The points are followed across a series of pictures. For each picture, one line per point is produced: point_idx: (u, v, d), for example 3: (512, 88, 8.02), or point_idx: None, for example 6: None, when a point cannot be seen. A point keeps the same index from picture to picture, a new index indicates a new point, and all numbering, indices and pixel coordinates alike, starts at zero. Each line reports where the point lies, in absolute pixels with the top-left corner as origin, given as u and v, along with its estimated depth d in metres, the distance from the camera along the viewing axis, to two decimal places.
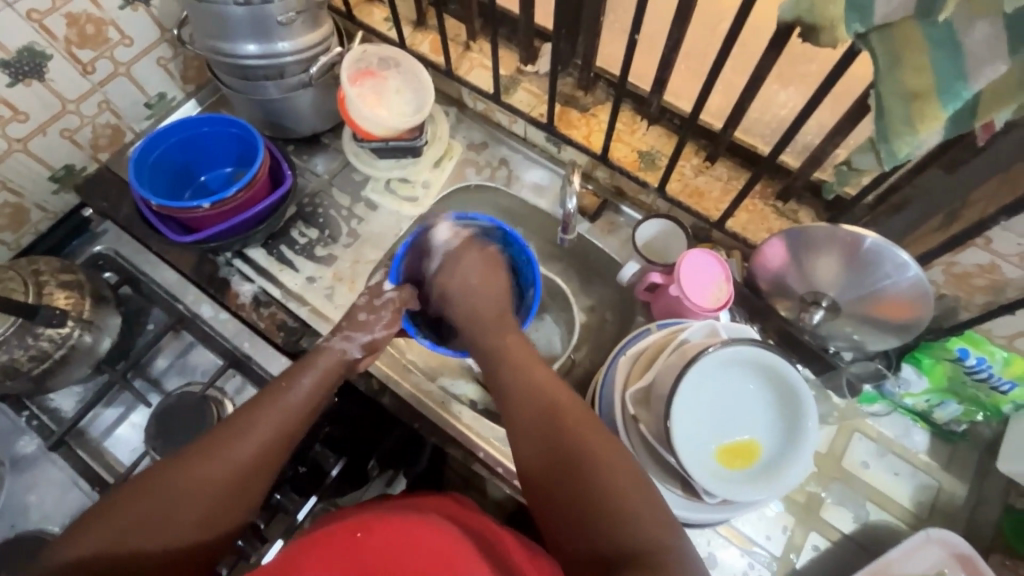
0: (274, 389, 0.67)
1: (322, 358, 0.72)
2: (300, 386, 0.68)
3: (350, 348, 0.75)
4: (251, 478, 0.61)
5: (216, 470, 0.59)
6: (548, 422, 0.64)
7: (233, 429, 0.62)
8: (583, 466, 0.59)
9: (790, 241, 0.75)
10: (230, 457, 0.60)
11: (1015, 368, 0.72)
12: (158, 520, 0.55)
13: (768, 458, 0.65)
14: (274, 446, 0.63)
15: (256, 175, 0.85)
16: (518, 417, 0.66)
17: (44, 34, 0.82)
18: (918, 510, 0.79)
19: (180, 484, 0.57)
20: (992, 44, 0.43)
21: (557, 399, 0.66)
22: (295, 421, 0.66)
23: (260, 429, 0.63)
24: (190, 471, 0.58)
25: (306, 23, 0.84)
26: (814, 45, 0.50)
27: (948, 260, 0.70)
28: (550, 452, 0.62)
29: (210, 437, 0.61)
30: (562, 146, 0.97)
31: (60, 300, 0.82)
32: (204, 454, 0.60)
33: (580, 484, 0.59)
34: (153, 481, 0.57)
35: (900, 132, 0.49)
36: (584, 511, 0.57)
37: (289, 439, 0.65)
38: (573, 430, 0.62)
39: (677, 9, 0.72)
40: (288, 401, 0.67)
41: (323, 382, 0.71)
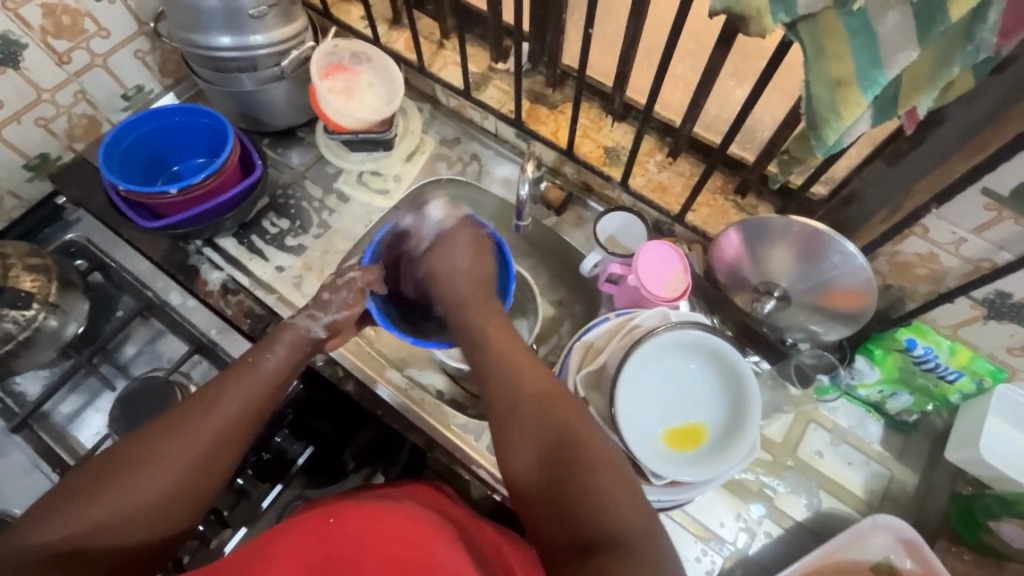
0: (242, 364, 0.68)
1: (288, 334, 0.73)
2: (269, 359, 0.69)
3: (314, 327, 0.75)
4: (221, 450, 0.62)
5: (184, 444, 0.60)
6: (534, 406, 0.62)
7: (197, 405, 0.63)
8: (568, 451, 0.58)
9: (745, 232, 0.76)
10: (198, 430, 0.61)
11: (961, 357, 0.74)
12: (127, 495, 0.56)
13: (713, 440, 0.66)
14: (240, 419, 0.64)
15: (226, 162, 0.86)
16: (503, 399, 0.64)
17: (19, 23, 0.83)
18: (870, 498, 0.81)
19: (149, 458, 0.58)
20: (902, 32, 0.45)
21: (537, 386, 0.64)
22: (264, 395, 0.67)
23: (228, 402, 0.64)
24: (152, 447, 0.59)
25: (278, 17, 0.87)
26: (744, 33, 0.51)
27: (892, 250, 0.72)
28: (537, 435, 0.61)
29: (175, 413, 0.62)
30: (531, 142, 0.99)
31: (27, 283, 0.83)
32: (171, 430, 0.61)
33: (560, 472, 0.58)
34: (124, 456, 0.58)
35: (828, 117, 0.51)
36: (566, 496, 0.56)
37: (258, 412, 0.66)
38: (552, 417, 0.61)
39: (632, 6, 0.74)
40: (257, 377, 0.67)
41: (292, 357, 0.72)
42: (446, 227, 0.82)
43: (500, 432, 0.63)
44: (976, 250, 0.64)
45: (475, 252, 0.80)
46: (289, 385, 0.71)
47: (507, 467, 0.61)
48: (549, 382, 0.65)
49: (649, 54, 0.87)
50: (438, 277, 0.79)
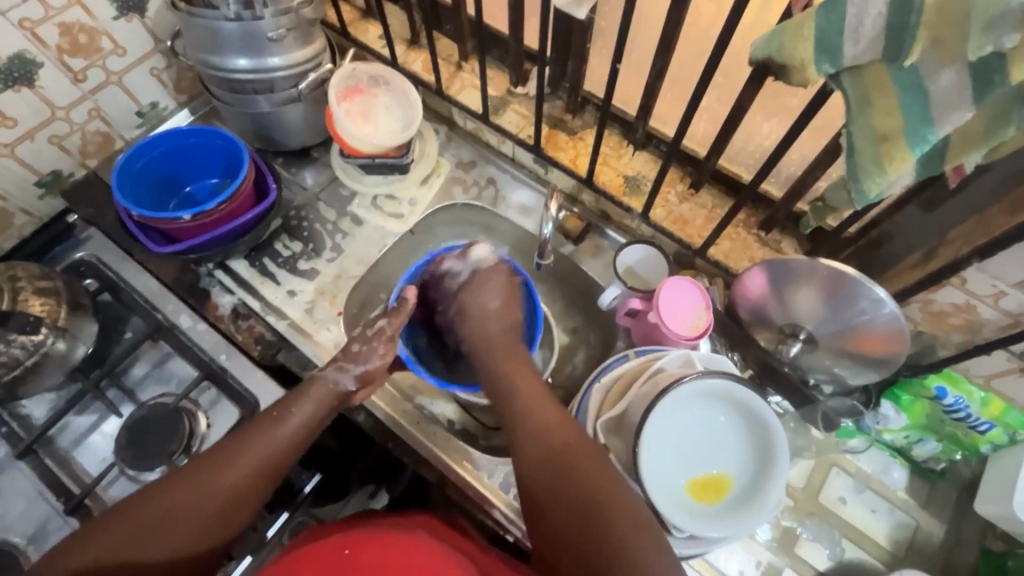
0: (267, 418, 0.67)
1: (316, 388, 0.71)
2: (291, 419, 0.67)
3: (343, 378, 0.73)
4: (230, 512, 0.60)
5: (197, 500, 0.59)
6: (556, 458, 0.61)
7: (214, 463, 0.61)
8: (591, 505, 0.57)
9: (770, 273, 0.74)
10: (211, 486, 0.60)
11: (993, 408, 0.71)
12: (131, 552, 0.55)
13: (738, 493, 0.65)
14: (254, 486, 0.62)
15: (239, 187, 0.85)
16: (525, 451, 0.63)
17: (35, 42, 0.82)
18: (895, 548, 0.78)
19: (158, 513, 0.57)
20: (957, 90, 0.43)
21: (563, 434, 0.63)
22: (282, 456, 0.65)
23: (245, 465, 0.62)
24: (165, 509, 0.58)
25: (297, 40, 0.85)
26: (786, 82, 0.50)
27: (925, 298, 0.69)
28: (557, 490, 0.59)
29: (193, 469, 0.61)
30: (549, 168, 0.97)
31: (35, 306, 0.82)
32: (185, 483, 0.60)
33: (581, 522, 0.57)
34: (135, 506, 0.57)
35: (870, 171, 0.50)
36: (590, 546, 0.55)
37: (274, 471, 0.64)
38: (574, 466, 0.60)
39: (660, 40, 0.72)
40: (277, 434, 0.65)
41: (317, 414, 0.69)
42: (482, 265, 0.81)
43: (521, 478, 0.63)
44: (1016, 304, 0.62)
45: (506, 298, 0.79)
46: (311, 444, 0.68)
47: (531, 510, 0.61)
48: (574, 430, 0.64)
49: (675, 84, 0.84)
50: (466, 317, 0.79)
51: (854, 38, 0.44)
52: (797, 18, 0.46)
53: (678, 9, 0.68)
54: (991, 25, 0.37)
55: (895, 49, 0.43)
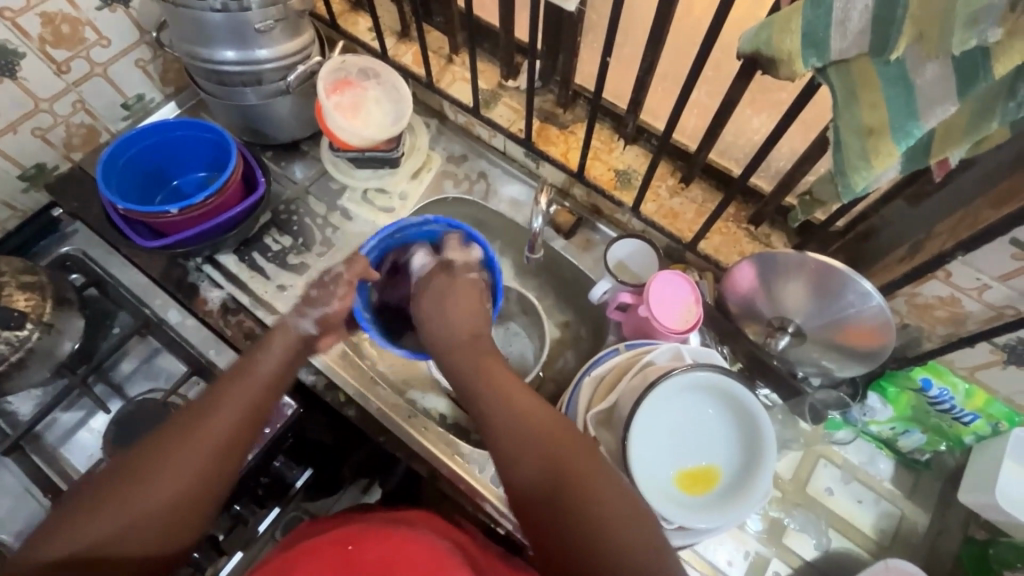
0: (237, 368, 0.65)
1: (282, 334, 0.69)
2: (261, 362, 0.66)
3: (303, 323, 0.72)
4: (223, 460, 0.58)
5: (185, 452, 0.57)
6: (532, 436, 0.59)
7: (191, 412, 0.60)
8: (576, 485, 0.55)
9: (759, 267, 0.74)
10: (196, 437, 0.58)
11: (977, 400, 0.73)
12: (123, 509, 0.53)
13: (725, 484, 0.66)
14: (240, 425, 0.60)
15: (228, 180, 0.84)
16: (507, 448, 0.59)
17: (17, 31, 0.81)
18: (880, 538, 0.79)
19: (146, 472, 0.55)
20: (940, 86, 0.43)
21: (541, 423, 0.60)
22: (261, 394, 0.64)
23: (225, 408, 0.61)
24: (148, 460, 0.56)
25: (285, 31, 0.84)
26: (774, 76, 0.50)
27: (911, 291, 0.70)
28: (547, 486, 0.56)
29: (171, 422, 0.59)
30: (540, 162, 0.97)
31: (20, 301, 0.81)
32: (168, 438, 0.57)
33: (578, 524, 0.54)
34: (114, 472, 0.55)
35: (857, 165, 0.50)
36: (592, 550, 0.53)
37: (257, 414, 0.63)
38: (562, 458, 0.57)
39: (651, 34, 0.72)
40: (252, 378, 0.64)
41: (288, 354, 0.69)
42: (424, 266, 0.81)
43: (503, 464, 0.59)
44: (999, 297, 0.63)
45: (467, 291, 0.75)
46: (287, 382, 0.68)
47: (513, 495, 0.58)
48: (551, 417, 0.61)
49: (666, 79, 0.84)
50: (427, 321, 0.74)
51: (842, 31, 0.44)
52: (785, 11, 0.46)
53: (668, 2, 0.68)
54: (976, 19, 0.38)
55: (881, 42, 0.43)
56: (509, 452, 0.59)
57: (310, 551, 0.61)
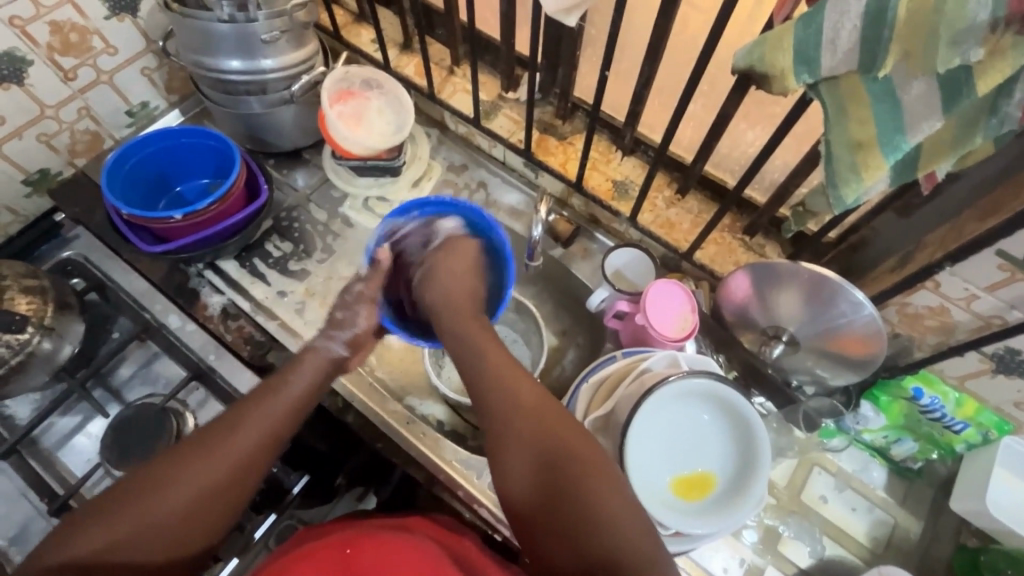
0: (264, 389, 0.67)
1: (311, 356, 0.72)
2: (293, 385, 0.69)
3: (333, 346, 0.74)
4: (238, 481, 0.61)
5: (205, 470, 0.59)
6: (529, 426, 0.62)
7: (221, 426, 0.63)
8: (569, 471, 0.58)
9: (754, 277, 0.76)
10: (218, 456, 0.60)
11: (967, 409, 0.74)
12: (148, 516, 0.56)
13: (721, 491, 0.67)
14: (263, 447, 0.63)
15: (231, 188, 0.85)
16: (497, 415, 0.64)
17: (26, 40, 0.82)
18: (874, 546, 0.80)
19: (171, 477, 0.58)
20: (926, 102, 0.45)
21: (533, 397, 0.64)
22: (287, 419, 0.66)
23: (252, 426, 0.63)
24: (175, 469, 0.59)
25: (290, 42, 0.86)
26: (767, 91, 0.51)
27: (902, 301, 0.72)
28: (532, 452, 0.60)
29: (201, 433, 0.62)
30: (539, 172, 0.99)
31: (22, 305, 0.81)
32: (191, 455, 0.60)
33: (561, 489, 0.58)
34: (142, 477, 0.58)
35: (847, 178, 0.52)
36: (570, 515, 0.57)
37: (280, 437, 0.65)
38: (552, 429, 0.61)
39: (649, 49, 0.74)
40: (277, 403, 0.66)
41: (317, 379, 0.71)
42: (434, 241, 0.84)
43: (499, 454, 0.62)
44: (987, 307, 0.64)
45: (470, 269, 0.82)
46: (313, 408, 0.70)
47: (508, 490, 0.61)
48: (542, 393, 0.65)
49: (663, 92, 0.86)
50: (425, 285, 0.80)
51: (832, 49, 0.46)
52: (776, 30, 0.48)
53: (665, 19, 0.70)
54: (958, 39, 0.39)
55: (869, 59, 0.45)
56: (500, 419, 0.63)
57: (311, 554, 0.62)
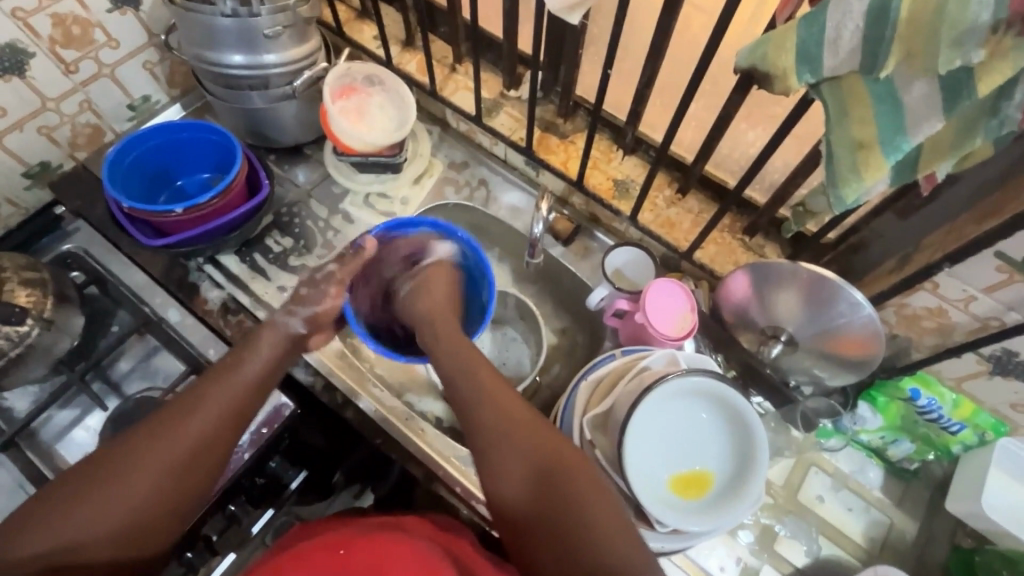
0: (221, 369, 0.68)
1: (270, 332, 0.72)
2: (248, 364, 0.68)
3: (293, 322, 0.75)
4: (197, 459, 0.60)
5: (162, 449, 0.59)
6: (521, 447, 0.62)
7: (177, 408, 0.62)
8: (557, 478, 0.59)
9: (753, 276, 0.76)
10: (175, 436, 0.60)
11: (964, 410, 0.74)
12: (107, 501, 0.56)
13: (718, 489, 0.67)
14: (223, 425, 0.63)
15: (232, 183, 0.85)
16: (489, 436, 0.63)
17: (28, 32, 0.82)
18: (870, 546, 0.81)
19: (128, 462, 0.58)
20: (928, 102, 0.45)
21: (521, 417, 0.64)
22: (245, 397, 0.66)
23: (209, 406, 0.63)
24: (131, 452, 0.58)
25: (293, 37, 0.86)
26: (769, 91, 0.52)
27: (900, 302, 0.72)
28: (525, 474, 0.60)
29: (156, 416, 0.62)
30: (540, 170, 0.99)
31: (21, 297, 0.81)
32: (148, 434, 0.60)
33: (555, 507, 0.58)
34: (99, 464, 0.58)
35: (848, 178, 0.52)
36: (567, 531, 0.56)
37: (240, 416, 0.65)
38: (543, 448, 0.61)
39: (651, 49, 0.74)
40: (234, 381, 0.66)
41: (275, 359, 0.71)
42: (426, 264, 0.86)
43: (491, 474, 0.62)
44: (985, 309, 0.65)
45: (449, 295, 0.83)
46: (272, 388, 0.70)
47: (503, 506, 0.61)
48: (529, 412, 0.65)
49: (665, 92, 0.86)
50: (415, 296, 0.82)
51: (834, 49, 0.46)
52: (780, 30, 0.48)
53: (668, 19, 0.70)
54: (960, 40, 0.40)
55: (871, 60, 0.45)
56: (490, 442, 0.63)
57: (307, 551, 0.63)
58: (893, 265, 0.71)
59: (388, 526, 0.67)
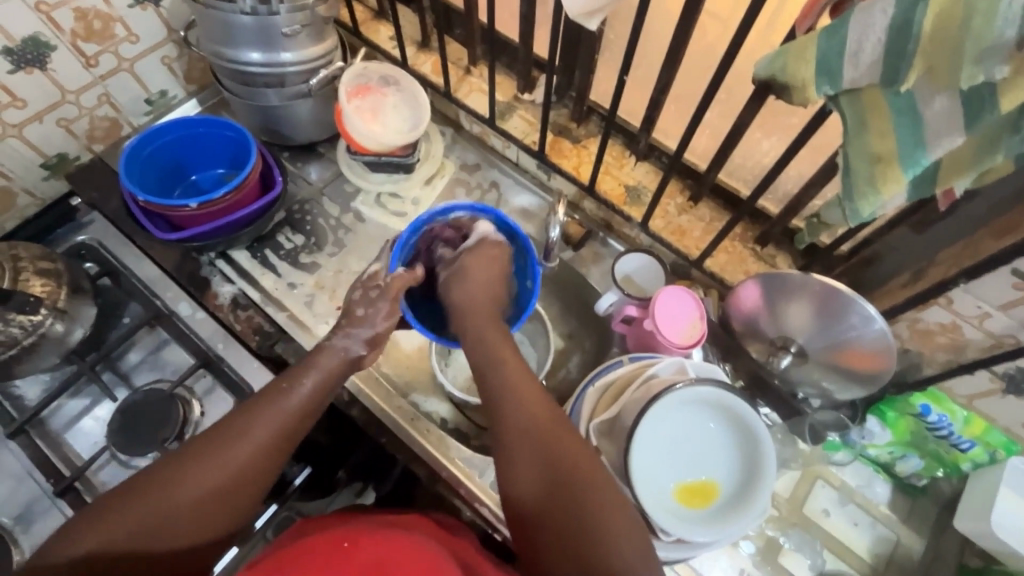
0: (275, 390, 0.67)
1: (326, 358, 0.72)
2: (302, 387, 0.68)
3: (351, 344, 0.74)
4: (244, 486, 0.61)
5: (211, 472, 0.59)
6: (540, 443, 0.61)
7: (231, 429, 0.62)
8: (572, 483, 0.58)
9: (765, 287, 0.76)
10: (228, 457, 0.60)
11: (975, 427, 0.74)
12: (155, 518, 0.56)
13: (724, 500, 0.67)
14: (271, 450, 0.63)
15: (246, 179, 0.86)
16: (511, 427, 0.63)
17: (50, 25, 0.83)
18: (875, 562, 0.80)
19: (179, 479, 0.58)
20: (949, 117, 0.45)
21: (545, 413, 0.64)
22: (295, 422, 0.66)
23: (261, 430, 0.63)
24: (183, 471, 0.59)
25: (310, 36, 0.86)
26: (787, 101, 0.52)
27: (913, 317, 0.71)
28: (539, 470, 0.60)
29: (209, 435, 0.62)
30: (552, 174, 0.99)
31: (36, 287, 0.82)
32: (197, 456, 0.60)
33: (567, 510, 0.57)
34: (152, 478, 0.58)
35: (865, 191, 0.52)
36: (575, 536, 0.56)
37: (288, 441, 0.65)
38: (560, 448, 0.60)
39: (667, 57, 0.74)
40: (286, 406, 0.66)
41: (326, 383, 0.70)
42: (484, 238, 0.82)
43: (506, 461, 0.62)
44: (1000, 326, 0.64)
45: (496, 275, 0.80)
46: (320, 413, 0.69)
47: (512, 493, 0.61)
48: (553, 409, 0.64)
49: (680, 99, 0.86)
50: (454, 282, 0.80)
51: (854, 62, 0.46)
52: (800, 40, 0.48)
53: (686, 27, 0.70)
54: (982, 56, 0.39)
55: (892, 73, 0.45)
56: (512, 434, 0.63)
57: (307, 546, 0.62)
58: (906, 279, 0.70)
59: (384, 522, 0.67)
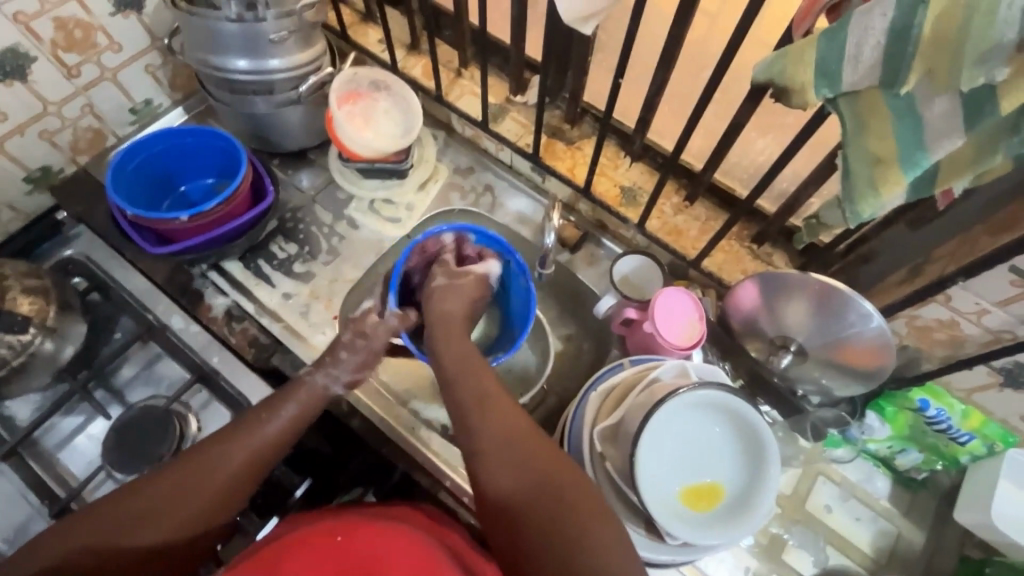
0: (251, 419, 0.67)
1: (304, 391, 0.71)
2: (279, 419, 0.68)
3: (331, 385, 0.74)
4: (206, 516, 0.62)
5: (177, 508, 0.61)
6: (515, 450, 0.64)
7: (201, 462, 0.63)
8: (551, 488, 0.61)
9: (763, 285, 0.76)
10: (193, 494, 0.61)
11: (974, 420, 0.73)
12: (121, 548, 0.58)
13: (728, 502, 0.67)
14: (239, 486, 0.64)
15: (238, 190, 0.84)
16: (483, 437, 0.65)
17: (30, 36, 0.81)
18: (877, 556, 0.81)
19: (145, 513, 0.60)
20: (949, 119, 0.45)
21: (514, 423, 0.66)
22: (268, 454, 0.66)
23: (230, 462, 0.64)
24: (150, 501, 0.60)
25: (298, 42, 0.85)
26: (786, 104, 0.51)
27: (911, 313, 0.72)
28: (517, 476, 0.62)
29: (180, 466, 0.63)
30: (546, 176, 0.98)
31: (23, 306, 0.80)
32: (164, 491, 0.61)
33: (549, 516, 0.59)
34: (120, 506, 0.60)
35: (864, 192, 0.52)
36: (559, 541, 0.58)
37: (259, 471, 0.66)
38: (535, 454, 0.63)
39: (661, 59, 0.74)
40: (263, 434, 0.67)
41: (304, 414, 0.70)
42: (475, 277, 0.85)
43: (482, 466, 0.64)
44: (998, 322, 0.64)
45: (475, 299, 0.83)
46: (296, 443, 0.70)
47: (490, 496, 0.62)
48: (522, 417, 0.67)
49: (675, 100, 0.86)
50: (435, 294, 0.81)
51: (853, 65, 0.46)
52: (799, 43, 0.48)
53: (681, 28, 0.69)
54: (984, 58, 0.39)
55: (891, 76, 0.44)
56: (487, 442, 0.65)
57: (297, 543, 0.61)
58: (903, 276, 0.71)
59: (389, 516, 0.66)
